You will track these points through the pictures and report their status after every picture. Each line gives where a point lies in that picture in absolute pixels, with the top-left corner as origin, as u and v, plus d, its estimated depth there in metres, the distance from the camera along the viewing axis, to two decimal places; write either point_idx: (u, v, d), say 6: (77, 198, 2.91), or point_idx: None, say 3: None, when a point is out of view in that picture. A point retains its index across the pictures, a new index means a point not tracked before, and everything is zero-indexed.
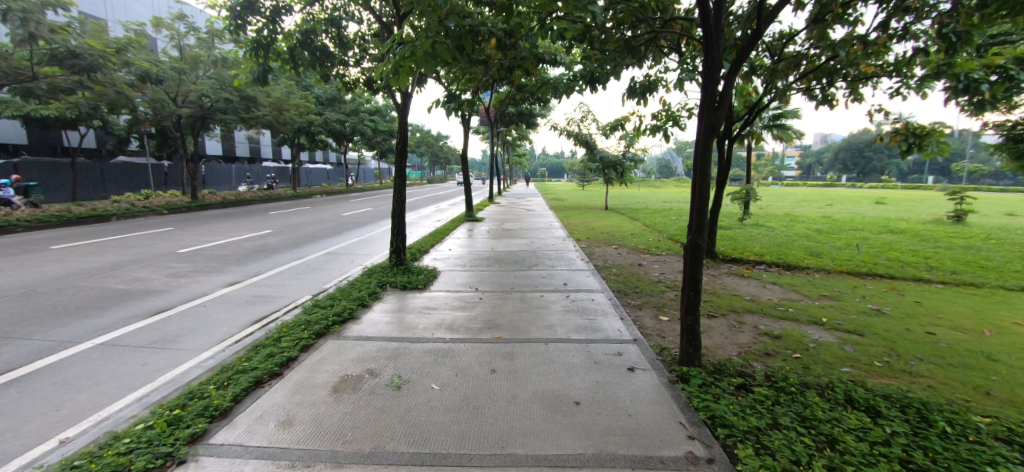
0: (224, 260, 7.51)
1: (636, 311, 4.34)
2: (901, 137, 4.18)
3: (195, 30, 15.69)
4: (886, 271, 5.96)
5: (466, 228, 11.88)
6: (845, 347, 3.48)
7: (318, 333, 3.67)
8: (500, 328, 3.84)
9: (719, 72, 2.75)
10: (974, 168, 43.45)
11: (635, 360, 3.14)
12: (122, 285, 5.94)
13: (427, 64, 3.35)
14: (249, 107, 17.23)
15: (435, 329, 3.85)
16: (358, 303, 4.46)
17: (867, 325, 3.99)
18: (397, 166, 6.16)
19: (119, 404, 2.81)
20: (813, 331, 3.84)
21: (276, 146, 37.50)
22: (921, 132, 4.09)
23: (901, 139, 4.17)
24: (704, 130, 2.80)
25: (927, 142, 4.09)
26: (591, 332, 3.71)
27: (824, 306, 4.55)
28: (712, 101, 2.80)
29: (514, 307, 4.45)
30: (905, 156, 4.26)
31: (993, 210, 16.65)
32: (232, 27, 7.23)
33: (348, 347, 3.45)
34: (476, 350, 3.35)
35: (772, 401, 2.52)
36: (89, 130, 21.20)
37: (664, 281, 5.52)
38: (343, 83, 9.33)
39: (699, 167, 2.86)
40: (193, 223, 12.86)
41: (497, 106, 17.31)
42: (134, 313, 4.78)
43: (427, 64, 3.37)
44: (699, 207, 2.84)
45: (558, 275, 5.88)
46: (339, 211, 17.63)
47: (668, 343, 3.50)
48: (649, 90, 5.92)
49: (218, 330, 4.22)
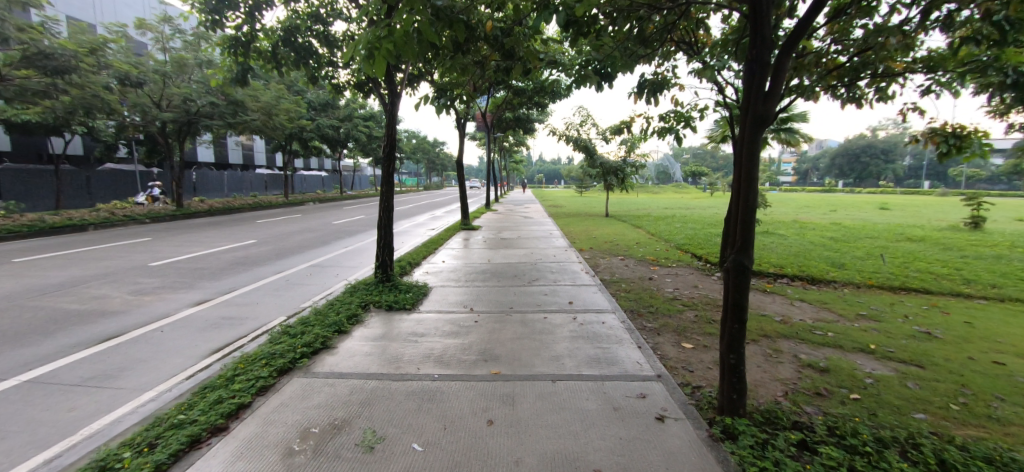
0: (198, 275, 6.90)
1: (654, 337, 3.76)
2: (940, 138, 3.73)
3: (180, 33, 15.26)
4: (920, 285, 5.44)
5: (462, 237, 11.37)
6: (907, 383, 2.92)
7: (282, 370, 3.07)
8: (498, 361, 3.24)
9: (770, 55, 2.18)
10: (973, 172, 43.36)
11: (664, 405, 2.57)
12: (77, 305, 5.32)
13: (408, 53, 2.80)
14: (236, 112, 16.67)
15: (422, 362, 3.26)
16: (333, 330, 3.83)
17: (924, 353, 3.42)
18: (384, 172, 5.60)
19: (18, 469, 2.18)
20: (863, 361, 3.29)
21: (269, 152, 37.07)
22: (961, 132, 3.65)
23: (939, 140, 3.73)
24: (750, 122, 2.20)
25: (967, 143, 3.64)
26: (605, 365, 3.14)
27: (865, 328, 3.99)
28: (763, 85, 2.19)
29: (514, 332, 3.86)
30: (943, 161, 3.84)
31: (1005, 216, 16.20)
32: (207, 22, 6.70)
33: (316, 388, 2.87)
34: (471, 392, 2.77)
35: (848, 468, 1.95)
36: (74, 137, 20.65)
37: (679, 299, 4.95)
38: (332, 85, 8.81)
39: (743, 169, 2.30)
40: (175, 232, 12.22)
41: (494, 111, 16.86)
42: (79, 340, 4.17)
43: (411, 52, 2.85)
44: (744, 219, 2.24)
45: (562, 291, 5.32)
46: (331, 219, 17.03)
47: (700, 380, 2.92)
48: (659, 89, 5.46)
49: (171, 363, 3.63)
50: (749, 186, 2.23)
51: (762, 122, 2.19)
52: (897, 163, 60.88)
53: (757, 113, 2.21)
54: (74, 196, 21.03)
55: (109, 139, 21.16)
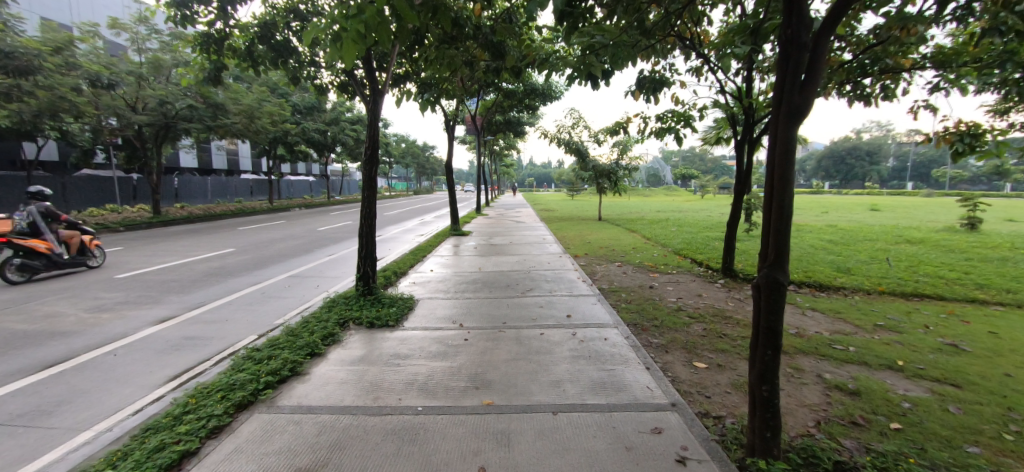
0: (167, 288, 6.39)
1: (662, 355, 3.42)
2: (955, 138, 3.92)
3: (157, 33, 14.74)
4: (932, 290, 5.19)
5: (453, 243, 10.99)
6: (949, 407, 2.61)
7: (240, 404, 2.65)
8: (491, 389, 2.86)
9: (808, 35, 1.85)
10: (956, 172, 44.05)
11: (684, 441, 2.22)
12: (25, 324, 4.79)
13: (384, 35, 2.45)
14: (216, 115, 16.09)
15: (405, 391, 2.86)
16: (305, 354, 3.40)
17: (958, 370, 3.13)
18: (366, 175, 5.21)
19: None
20: (893, 381, 2.99)
21: (256, 157, 36.30)
22: (975, 132, 3.86)
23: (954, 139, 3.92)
24: (783, 115, 1.88)
25: (981, 142, 3.85)
26: (612, 392, 2.77)
27: (886, 341, 3.70)
28: (799, 71, 1.85)
29: (508, 353, 3.48)
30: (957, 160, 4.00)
31: (993, 217, 16.27)
32: (177, 18, 6.26)
33: (279, 427, 2.45)
34: (460, 431, 2.36)
35: None
36: (46, 143, 19.79)
37: (684, 310, 4.63)
38: (315, 86, 8.37)
39: (775, 170, 1.95)
40: (149, 241, 11.59)
41: (483, 114, 16.53)
42: (17, 367, 3.68)
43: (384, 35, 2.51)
44: (777, 229, 1.92)
45: (559, 302, 4.96)
46: (315, 225, 16.45)
47: (719, 408, 2.58)
48: (659, 86, 5.15)
49: (118, 394, 3.17)
50: (784, 191, 1.89)
51: (798, 114, 1.85)
52: (882, 165, 61.91)
53: (791, 103, 1.86)
54: (47, 204, 20.06)
55: (85, 144, 20.33)
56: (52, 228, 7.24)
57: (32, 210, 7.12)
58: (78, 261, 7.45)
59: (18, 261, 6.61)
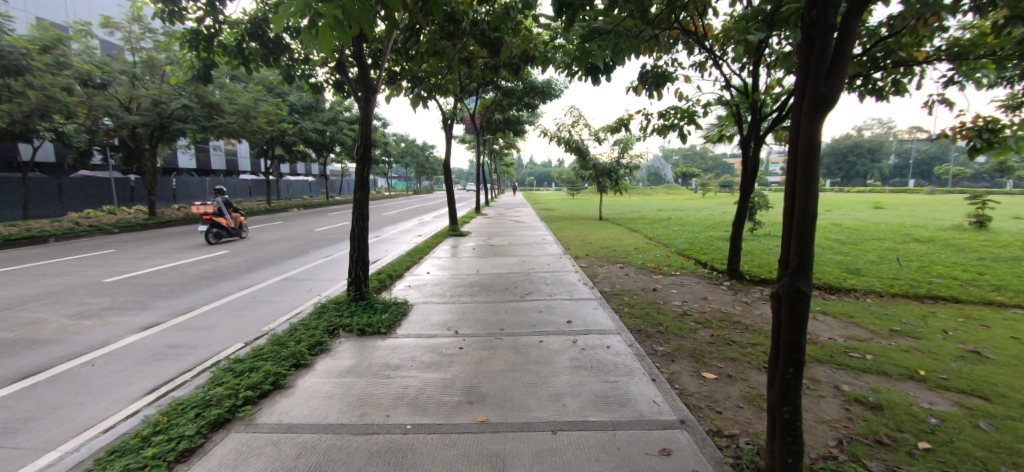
0: (155, 292, 6.21)
1: (668, 365, 3.23)
2: (972, 133, 3.73)
3: (151, 32, 14.56)
4: (947, 292, 5.00)
5: (451, 244, 10.82)
6: (980, 423, 2.41)
7: (215, 423, 2.45)
8: (487, 403, 2.67)
9: (837, 16, 1.66)
10: (959, 169, 43.75)
11: (696, 464, 2.02)
12: (5, 331, 4.61)
13: (359, 18, 2.23)
14: (212, 114, 15.90)
15: (394, 407, 2.67)
16: (290, 365, 3.22)
17: (984, 380, 2.93)
18: (358, 176, 5.02)
19: None
20: (916, 393, 2.79)
21: (254, 158, 36.15)
22: (994, 127, 3.67)
23: (971, 135, 3.73)
24: (807, 106, 1.69)
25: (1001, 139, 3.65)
26: (616, 408, 2.58)
27: (904, 348, 3.51)
28: (825, 57, 1.66)
29: (505, 363, 3.29)
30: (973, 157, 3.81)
31: (1000, 214, 16.05)
32: (165, 14, 6.08)
33: (254, 449, 2.25)
34: (453, 453, 2.16)
35: None
36: (42, 144, 19.63)
37: (689, 315, 4.44)
38: (310, 85, 8.16)
39: (798, 168, 1.75)
40: (142, 243, 11.38)
41: (482, 112, 16.32)
42: None
43: (361, 18, 2.29)
44: (800, 233, 1.72)
45: (559, 306, 4.78)
46: (313, 226, 16.29)
47: (733, 426, 2.38)
48: (662, 81, 4.95)
49: (91, 408, 2.98)
50: (807, 192, 1.71)
51: (823, 104, 1.66)
52: (883, 162, 61.57)
53: (815, 92, 1.67)
54: (43, 206, 19.89)
55: (81, 145, 20.18)
56: (228, 211, 11.68)
57: (219, 200, 11.50)
58: (237, 232, 11.91)
59: (215, 231, 11.16)
